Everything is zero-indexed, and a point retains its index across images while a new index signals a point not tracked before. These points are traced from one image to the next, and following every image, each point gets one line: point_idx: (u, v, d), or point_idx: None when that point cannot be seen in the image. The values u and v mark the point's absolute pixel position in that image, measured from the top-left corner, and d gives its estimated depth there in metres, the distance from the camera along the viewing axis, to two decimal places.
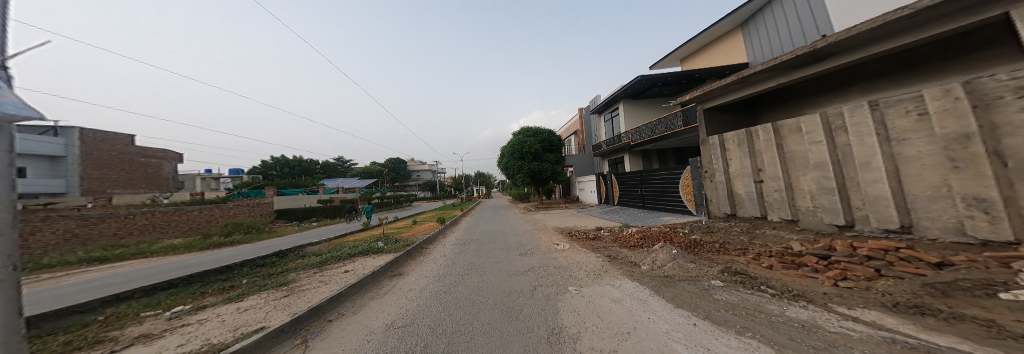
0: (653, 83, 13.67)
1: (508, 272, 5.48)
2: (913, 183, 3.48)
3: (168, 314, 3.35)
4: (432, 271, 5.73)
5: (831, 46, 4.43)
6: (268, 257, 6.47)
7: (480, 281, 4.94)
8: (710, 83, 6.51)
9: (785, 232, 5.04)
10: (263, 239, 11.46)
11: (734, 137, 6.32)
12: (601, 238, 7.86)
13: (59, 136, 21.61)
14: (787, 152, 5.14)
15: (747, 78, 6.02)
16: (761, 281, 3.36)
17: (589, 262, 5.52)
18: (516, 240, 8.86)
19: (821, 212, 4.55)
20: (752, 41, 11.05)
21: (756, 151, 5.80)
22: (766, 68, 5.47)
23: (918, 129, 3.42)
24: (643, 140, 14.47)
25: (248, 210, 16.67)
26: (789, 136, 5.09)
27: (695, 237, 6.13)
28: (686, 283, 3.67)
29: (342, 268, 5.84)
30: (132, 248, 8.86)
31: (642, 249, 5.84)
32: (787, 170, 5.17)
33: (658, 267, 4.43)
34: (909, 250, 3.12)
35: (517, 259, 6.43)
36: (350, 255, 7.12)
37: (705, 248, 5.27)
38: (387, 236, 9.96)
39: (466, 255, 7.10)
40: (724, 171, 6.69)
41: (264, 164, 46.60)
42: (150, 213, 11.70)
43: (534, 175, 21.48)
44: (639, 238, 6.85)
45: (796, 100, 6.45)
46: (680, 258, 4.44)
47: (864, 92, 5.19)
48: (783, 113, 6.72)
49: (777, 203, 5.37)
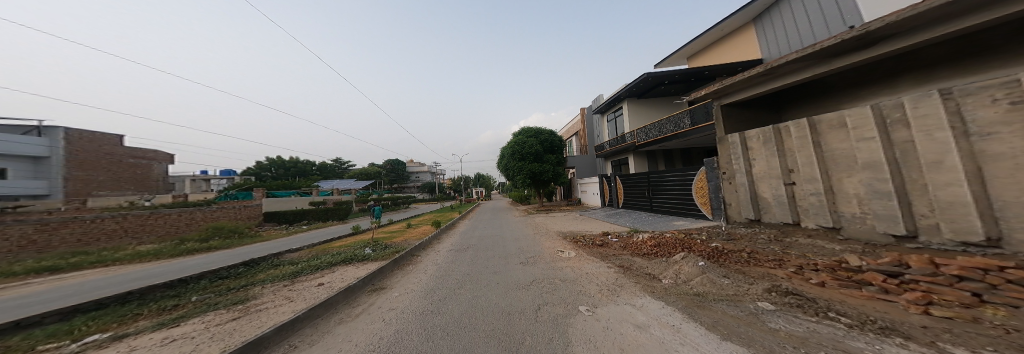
0: (661, 80, 13.13)
1: (506, 286, 4.78)
2: (1004, 187, 2.73)
3: (74, 347, 2.63)
4: (419, 284, 4.97)
5: (885, 28, 3.76)
6: (235, 267, 5.76)
7: (473, 298, 4.21)
8: (731, 77, 5.94)
9: (825, 242, 4.39)
10: (243, 245, 10.72)
11: (759, 134, 5.68)
12: (609, 245, 7.13)
13: (43, 136, 20.72)
14: (827, 151, 4.48)
15: (776, 69, 5.41)
16: (824, 305, 2.53)
17: (602, 274, 4.83)
18: (516, 246, 8.19)
19: (873, 219, 3.88)
20: (766, 37, 10.58)
21: (787, 151, 5.17)
22: (799, 57, 4.84)
23: (1011, 121, 2.67)
24: (650, 141, 13.88)
25: (234, 212, 15.90)
26: (829, 132, 4.42)
27: (716, 246, 5.46)
28: (725, 304, 2.90)
29: (317, 281, 5.11)
30: (91, 257, 8.06)
31: (659, 258, 5.14)
32: (827, 171, 4.51)
33: (682, 282, 3.69)
34: (1021, 271, 2.35)
35: (517, 270, 5.73)
36: (332, 263, 6.43)
37: (733, 259, 4.56)
38: (376, 241, 9.25)
39: (461, 264, 6.37)
40: (746, 172, 6.05)
41: (259, 165, 45.90)
42: (122, 216, 10.93)
43: (534, 177, 20.87)
44: (653, 245, 6.15)
45: (832, 93, 5.88)
46: (708, 271, 3.71)
47: (917, 82, 4.57)
48: (817, 109, 6.18)
49: (814, 209, 4.71)
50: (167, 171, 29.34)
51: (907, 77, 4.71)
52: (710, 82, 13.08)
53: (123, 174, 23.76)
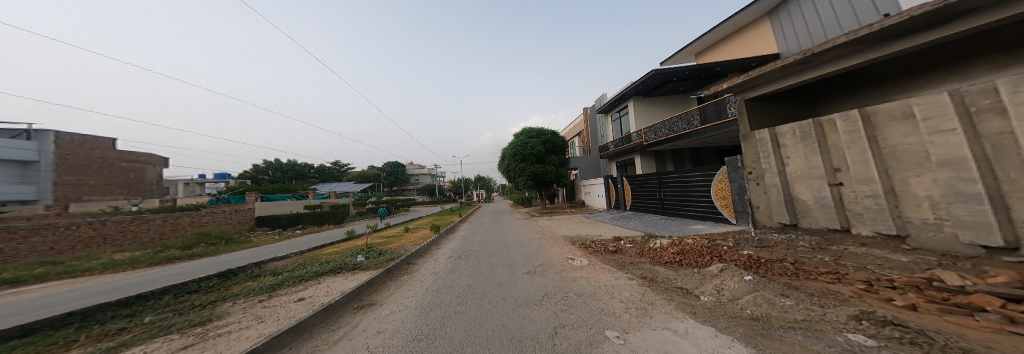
0: (668, 77, 12.70)
1: (512, 302, 4.14)
2: None
3: None
4: (412, 300, 4.32)
5: (967, 1, 3.22)
6: (207, 280, 5.10)
7: (475, 319, 3.55)
8: (760, 68, 5.48)
9: (886, 252, 3.81)
10: (230, 252, 10.09)
11: (796, 130, 5.16)
12: (624, 252, 6.50)
13: (32, 140, 20.16)
14: (886, 146, 3.92)
15: (817, 56, 4.88)
16: (950, 342, 1.86)
17: (625, 287, 4.21)
18: (522, 253, 7.56)
19: (953, 227, 3.31)
20: (783, 29, 10.11)
21: (832, 147, 4.64)
22: (848, 41, 4.31)
23: None
24: (657, 140, 13.45)
25: (224, 217, 15.25)
26: (889, 126, 3.88)
27: (750, 254, 4.87)
28: (800, 334, 2.25)
29: (298, 295, 4.47)
30: (59, 267, 7.40)
31: (688, 268, 4.51)
32: (886, 169, 3.96)
33: (728, 301, 3.04)
34: None
35: (524, 281, 5.10)
36: (318, 273, 5.78)
37: (777, 270, 3.94)
38: (370, 247, 8.60)
39: (461, 274, 5.74)
40: (779, 172, 5.54)
41: (255, 168, 45.36)
42: (100, 223, 10.31)
43: (536, 178, 20.28)
44: (675, 252, 5.52)
45: (882, 83, 5.41)
46: (761, 288, 3.04)
47: (995, 66, 3.98)
48: (869, 98, 5.60)
49: (870, 213, 4.15)
50: (162, 174, 28.67)
51: (982, 61, 4.11)
52: (720, 79, 12.65)
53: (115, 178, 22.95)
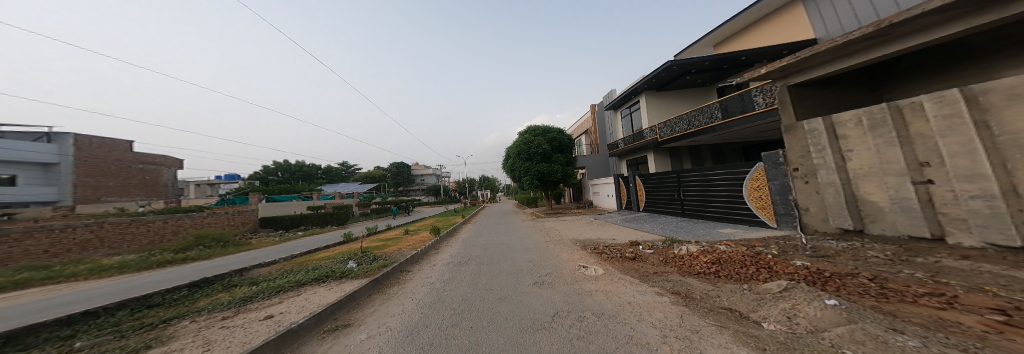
0: (685, 69, 11.76)
1: (513, 324, 3.40)
2: None
3: None
4: (397, 319, 3.63)
5: None
6: (172, 293, 4.64)
7: (466, 348, 2.81)
8: (812, 48, 4.67)
9: (1006, 268, 2.92)
10: (224, 255, 9.78)
11: (865, 120, 4.32)
12: (645, 260, 5.67)
13: (54, 143, 20.77)
14: (1003, 133, 3.04)
15: (892, 29, 4.01)
16: None
17: (654, 306, 3.43)
18: (527, 259, 6.85)
19: None
20: (820, 11, 8.99)
21: (917, 136, 3.79)
22: (944, 5, 3.42)
23: None
24: (673, 136, 12.49)
25: (226, 219, 15.12)
26: (1010, 108, 2.99)
27: (808, 266, 3.98)
28: None
29: (266, 312, 3.87)
30: (45, 272, 7.16)
31: (729, 283, 3.71)
32: (1003, 162, 3.06)
33: (809, 334, 2.15)
34: None
35: (530, 296, 4.36)
36: (299, 283, 5.22)
37: (856, 290, 3.05)
38: (364, 252, 8.06)
39: (458, 285, 5.05)
40: (840, 169, 4.70)
41: (266, 169, 46.35)
42: (96, 225, 10.21)
43: (542, 178, 19.48)
44: (708, 262, 4.68)
45: (981, 59, 4.59)
46: (859, 320, 2.13)
47: None
48: (968, 76, 4.71)
49: (977, 219, 3.27)
50: (176, 176, 29.34)
51: None
52: (744, 69, 11.66)
53: (133, 180, 23.25)
